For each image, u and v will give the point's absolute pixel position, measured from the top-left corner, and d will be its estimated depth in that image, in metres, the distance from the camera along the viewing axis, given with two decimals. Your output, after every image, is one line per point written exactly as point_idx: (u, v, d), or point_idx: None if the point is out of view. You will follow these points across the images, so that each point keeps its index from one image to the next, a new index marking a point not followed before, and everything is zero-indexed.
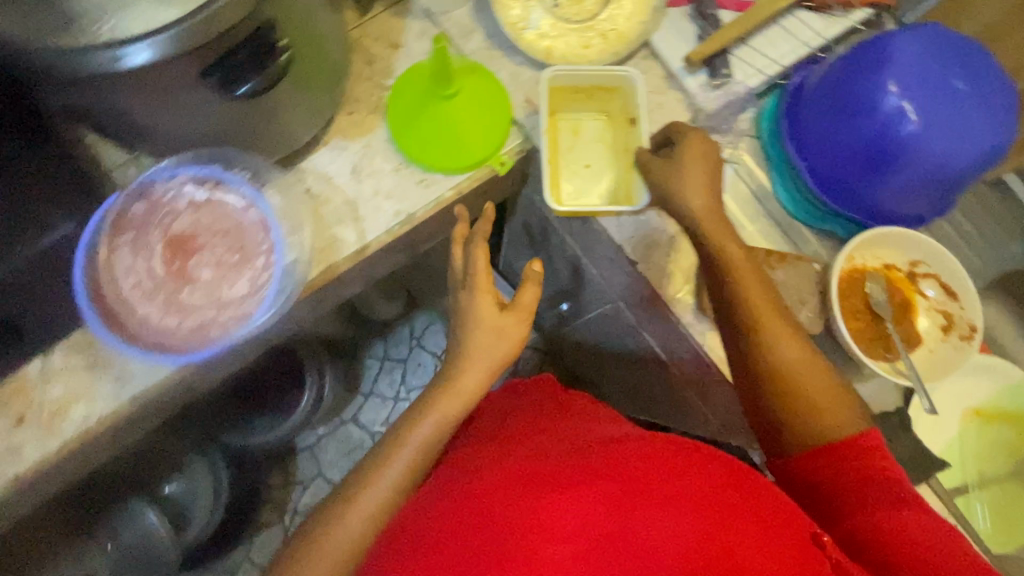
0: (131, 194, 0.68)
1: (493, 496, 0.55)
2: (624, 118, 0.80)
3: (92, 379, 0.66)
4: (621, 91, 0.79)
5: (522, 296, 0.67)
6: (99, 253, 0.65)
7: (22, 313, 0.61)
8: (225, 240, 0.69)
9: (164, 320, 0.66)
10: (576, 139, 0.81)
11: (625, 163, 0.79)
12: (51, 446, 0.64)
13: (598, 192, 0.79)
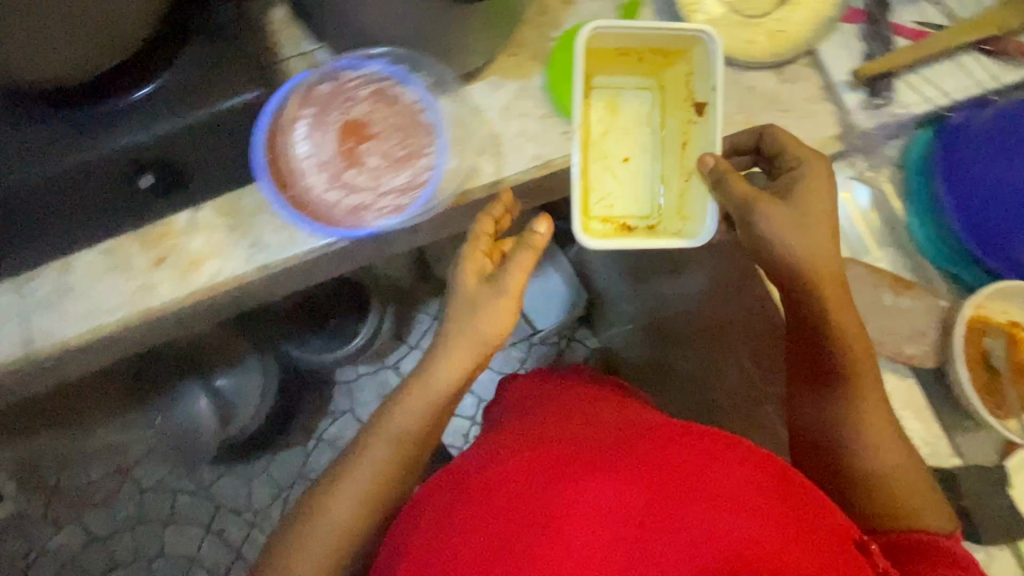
0: (322, 73, 0.72)
1: (522, 487, 0.56)
2: (681, 97, 0.77)
3: (231, 240, 0.71)
4: (684, 62, 0.75)
5: (511, 273, 0.64)
6: (283, 120, 0.71)
7: (193, 160, 0.66)
8: (396, 136, 0.74)
9: (326, 194, 0.71)
10: (615, 119, 0.79)
11: (669, 159, 0.78)
12: (182, 290, 0.70)
13: (630, 182, 0.79)
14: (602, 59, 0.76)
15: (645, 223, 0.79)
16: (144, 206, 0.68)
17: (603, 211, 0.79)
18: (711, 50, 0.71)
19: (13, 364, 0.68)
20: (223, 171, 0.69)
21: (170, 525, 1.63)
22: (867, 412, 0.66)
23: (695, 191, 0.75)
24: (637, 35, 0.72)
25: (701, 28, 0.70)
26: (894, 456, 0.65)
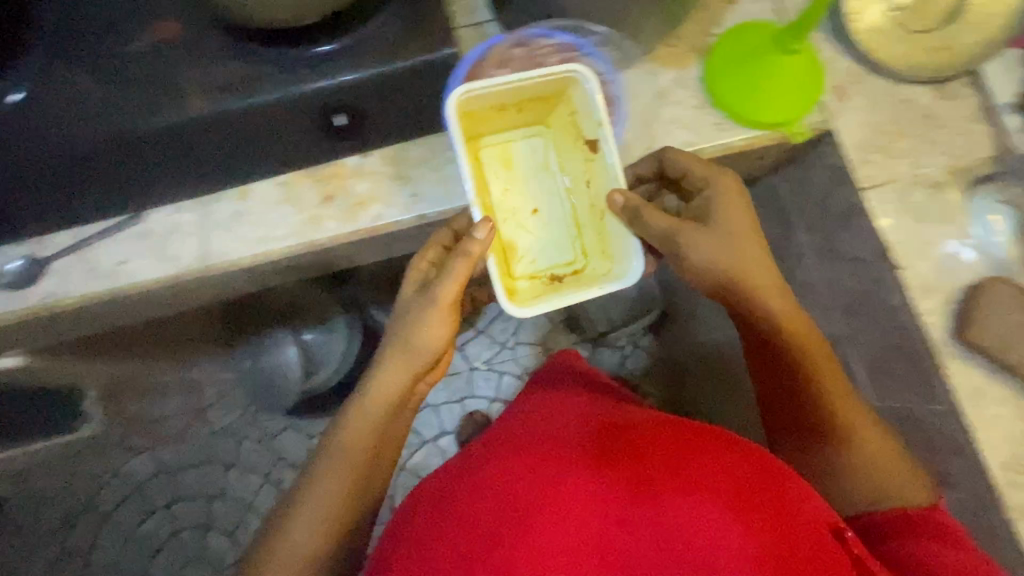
0: (515, 37, 0.77)
1: (511, 481, 0.66)
2: (570, 138, 0.79)
3: (394, 188, 0.76)
4: (566, 102, 0.77)
5: (442, 286, 0.68)
6: (479, 76, 0.76)
7: (374, 106, 0.71)
8: (579, 100, 0.78)
9: None
10: (514, 173, 0.83)
11: (585, 203, 0.81)
12: (346, 229, 0.75)
13: (553, 238, 0.82)
14: (487, 118, 0.78)
15: (561, 270, 0.81)
16: (324, 146, 0.74)
17: (527, 265, 0.81)
18: (588, 88, 0.72)
19: (186, 275, 0.74)
20: (394, 123, 0.74)
21: (236, 466, 1.72)
22: (837, 393, 0.74)
23: (611, 232, 0.77)
24: (503, 93, 0.73)
25: (575, 67, 0.71)
26: (871, 436, 0.73)
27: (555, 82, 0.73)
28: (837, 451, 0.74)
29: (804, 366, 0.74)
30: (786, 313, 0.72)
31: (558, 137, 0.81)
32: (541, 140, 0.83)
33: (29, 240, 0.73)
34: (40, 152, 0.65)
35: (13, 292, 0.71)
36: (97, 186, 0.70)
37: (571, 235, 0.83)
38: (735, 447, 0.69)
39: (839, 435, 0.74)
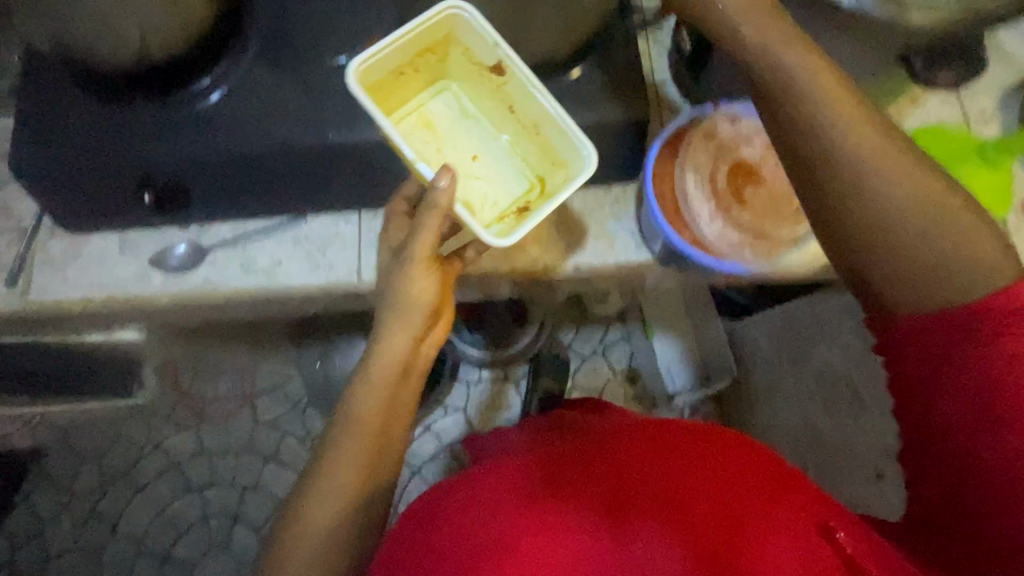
0: (722, 111, 0.63)
1: (480, 499, 0.57)
2: (476, 76, 0.69)
3: (556, 234, 0.75)
4: (456, 43, 0.67)
5: (419, 240, 0.61)
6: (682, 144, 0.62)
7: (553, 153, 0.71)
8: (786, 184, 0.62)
9: (709, 225, 0.60)
10: (440, 137, 0.72)
11: (520, 125, 0.70)
12: (502, 266, 0.74)
13: (503, 174, 0.73)
14: (390, 90, 0.69)
15: (524, 199, 0.71)
16: None
17: (496, 212, 0.71)
18: (470, 16, 0.62)
19: (334, 286, 0.73)
20: None
21: (271, 461, 1.69)
22: (858, 133, 0.51)
23: (553, 141, 0.68)
24: (389, 59, 0.64)
25: (450, 3, 0.61)
26: (912, 178, 0.51)
27: (436, 27, 0.64)
28: (875, 231, 0.51)
29: (792, 111, 0.53)
30: (815, 82, 0.52)
31: (463, 77, 0.71)
32: (455, 90, 0.73)
33: (193, 226, 0.74)
34: (238, 142, 0.67)
35: (171, 274, 0.72)
36: (276, 185, 0.71)
37: (520, 167, 0.73)
38: (751, 469, 0.58)
39: (874, 200, 0.51)
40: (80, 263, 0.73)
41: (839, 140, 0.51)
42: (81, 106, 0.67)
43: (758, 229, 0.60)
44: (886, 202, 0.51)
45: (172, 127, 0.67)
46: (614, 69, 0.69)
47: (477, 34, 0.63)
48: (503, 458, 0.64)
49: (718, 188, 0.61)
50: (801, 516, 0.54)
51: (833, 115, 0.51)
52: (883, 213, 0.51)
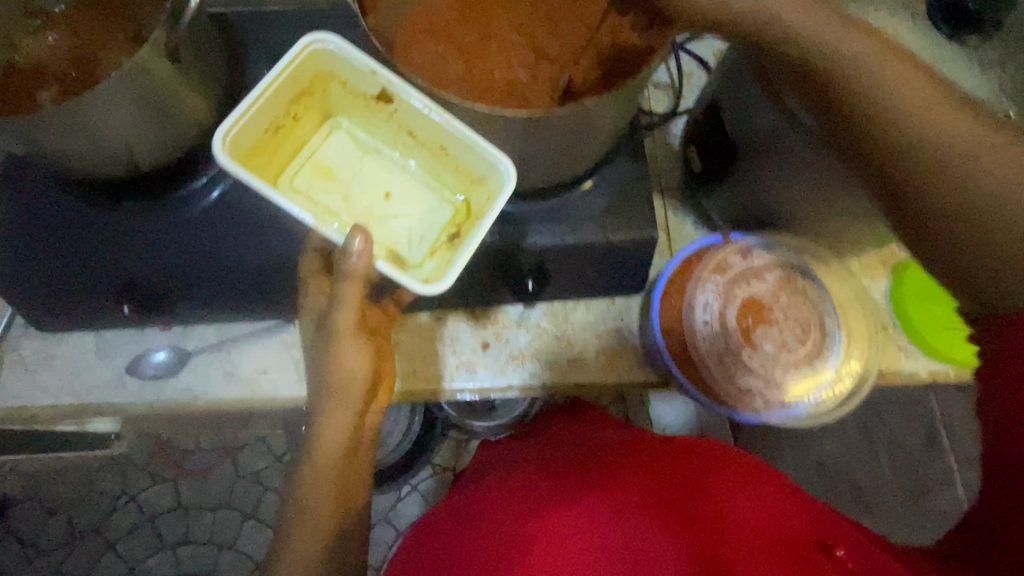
0: (733, 243, 0.61)
1: (484, 515, 0.57)
2: (361, 106, 0.65)
3: (554, 349, 0.71)
4: (331, 79, 0.62)
5: (341, 312, 0.58)
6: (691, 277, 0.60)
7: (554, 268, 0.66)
8: (797, 324, 0.59)
9: (717, 369, 0.57)
10: (348, 181, 0.67)
11: (422, 151, 0.66)
12: (498, 382, 0.71)
13: (417, 203, 0.68)
14: (274, 145, 0.63)
15: (452, 223, 0.66)
16: (496, 293, 0.70)
17: (425, 247, 0.66)
18: (336, 47, 0.58)
19: None
20: (566, 283, 0.69)
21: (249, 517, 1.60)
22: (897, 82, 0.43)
23: (457, 158, 0.63)
24: (265, 112, 0.59)
25: (310, 38, 0.57)
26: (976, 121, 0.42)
27: (305, 67, 0.60)
28: (940, 191, 0.42)
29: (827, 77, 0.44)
30: (863, 55, 0.43)
31: (353, 114, 0.67)
32: (348, 129, 0.68)
33: (177, 328, 0.71)
34: (228, 254, 0.63)
35: (149, 381, 0.68)
36: (260, 290, 0.67)
37: (435, 190, 0.68)
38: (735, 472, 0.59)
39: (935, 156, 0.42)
40: (55, 364, 0.69)
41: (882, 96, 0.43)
42: (69, 209, 0.64)
43: (767, 375, 0.57)
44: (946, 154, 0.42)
45: (159, 234, 0.64)
46: (627, 185, 0.65)
47: (351, 64, 0.59)
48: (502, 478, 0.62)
49: (729, 329, 0.58)
50: (791, 512, 0.56)
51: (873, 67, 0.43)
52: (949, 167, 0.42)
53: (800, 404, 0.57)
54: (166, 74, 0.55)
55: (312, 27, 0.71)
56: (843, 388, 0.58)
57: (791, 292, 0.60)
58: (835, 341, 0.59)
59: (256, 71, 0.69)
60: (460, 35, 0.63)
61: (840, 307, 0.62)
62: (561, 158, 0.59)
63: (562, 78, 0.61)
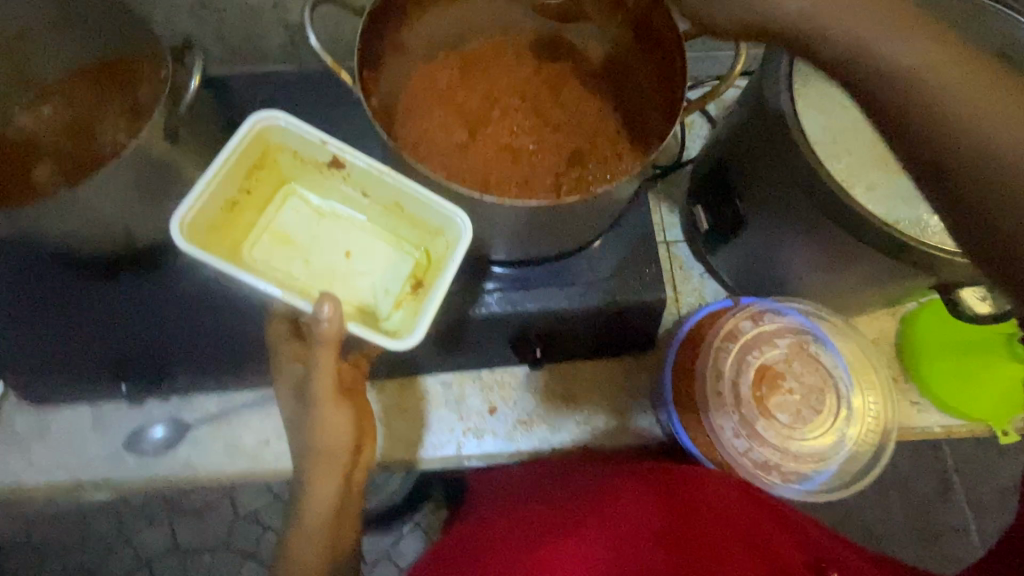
0: (745, 310, 0.60)
1: (483, 555, 0.50)
2: (316, 176, 0.56)
3: (565, 410, 0.70)
4: (280, 152, 0.54)
5: (318, 380, 0.53)
6: (706, 345, 0.59)
7: (562, 332, 0.66)
8: (812, 391, 0.59)
9: (732, 439, 0.57)
10: (303, 249, 0.56)
11: (386, 210, 0.56)
12: (508, 446, 0.69)
13: (385, 265, 0.56)
14: (228, 223, 0.53)
15: (423, 273, 0.55)
16: (503, 354, 0.69)
17: (389, 304, 0.55)
18: (282, 122, 0.51)
19: None
20: (574, 345, 0.68)
21: None
22: (959, 71, 0.32)
23: (420, 209, 0.53)
24: (215, 195, 0.50)
25: (256, 117, 0.50)
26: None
27: (253, 145, 0.52)
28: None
29: (857, 70, 0.34)
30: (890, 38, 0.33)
31: (305, 184, 0.57)
32: (302, 198, 0.57)
33: (174, 398, 0.69)
34: (229, 327, 0.62)
35: (148, 455, 0.67)
36: (263, 360, 0.66)
37: (402, 245, 0.56)
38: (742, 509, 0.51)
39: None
40: (47, 440, 0.67)
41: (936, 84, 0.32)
42: (60, 281, 0.62)
43: (784, 445, 0.57)
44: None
45: (155, 308, 0.62)
46: (634, 247, 0.64)
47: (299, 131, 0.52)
48: (506, 516, 0.55)
49: (743, 397, 0.58)
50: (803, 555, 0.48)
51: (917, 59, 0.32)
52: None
53: (820, 474, 0.57)
54: (164, 154, 0.54)
55: (312, 92, 0.70)
56: (862, 455, 0.58)
57: (805, 357, 0.60)
58: (851, 408, 0.58)
59: None
60: (463, 103, 0.61)
61: (856, 369, 0.61)
62: (569, 236, 0.58)
63: (572, 148, 0.59)
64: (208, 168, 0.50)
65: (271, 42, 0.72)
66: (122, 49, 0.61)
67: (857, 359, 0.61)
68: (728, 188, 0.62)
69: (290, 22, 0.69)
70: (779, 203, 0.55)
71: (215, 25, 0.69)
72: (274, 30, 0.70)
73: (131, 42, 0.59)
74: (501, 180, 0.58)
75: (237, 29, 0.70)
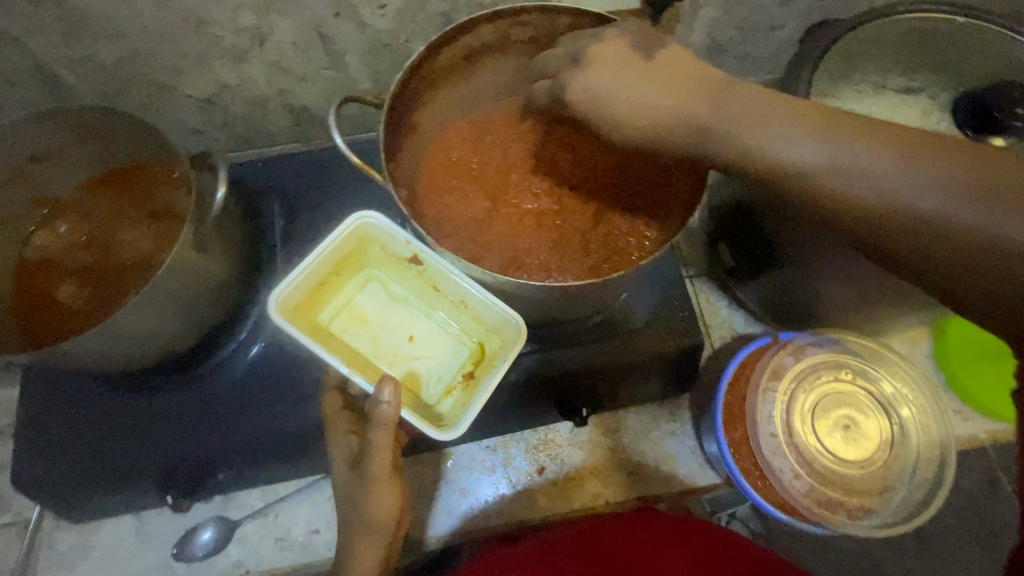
0: (785, 347, 0.62)
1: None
2: (394, 266, 0.56)
3: (613, 461, 0.70)
4: (367, 245, 0.55)
5: (375, 460, 0.47)
6: (756, 385, 0.60)
7: (602, 387, 0.65)
8: (857, 422, 0.61)
9: (794, 480, 0.57)
10: (373, 329, 0.56)
11: (448, 302, 0.56)
12: (560, 506, 0.68)
13: (445, 351, 0.56)
14: (311, 303, 0.53)
15: (474, 364, 0.55)
16: (544, 414, 0.68)
17: (438, 390, 0.54)
18: (377, 220, 0.52)
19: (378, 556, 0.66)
20: (615, 395, 0.68)
21: None
22: (810, 141, 0.39)
23: (480, 307, 0.53)
24: (305, 281, 0.51)
25: (357, 215, 0.51)
26: (966, 173, 0.34)
27: (344, 239, 0.52)
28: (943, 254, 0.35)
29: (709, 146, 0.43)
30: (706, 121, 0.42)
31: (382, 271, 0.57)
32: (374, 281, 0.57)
33: (217, 497, 0.67)
34: (269, 425, 0.60)
35: (198, 563, 0.65)
36: (302, 452, 0.64)
37: (462, 335, 0.57)
38: None
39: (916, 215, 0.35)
40: (92, 558, 0.65)
41: (829, 168, 0.38)
42: (95, 401, 0.61)
43: (845, 481, 0.59)
44: (922, 213, 0.35)
45: (191, 413, 0.61)
46: (666, 294, 0.64)
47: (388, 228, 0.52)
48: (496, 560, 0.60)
49: (799, 435, 0.59)
50: None
51: (807, 151, 0.39)
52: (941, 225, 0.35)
53: (884, 508, 0.59)
54: (192, 262, 0.53)
55: (322, 172, 0.69)
56: (925, 481, 0.59)
57: (852, 388, 0.62)
58: (897, 434, 0.61)
59: (270, 223, 0.67)
60: (479, 174, 0.61)
61: (900, 393, 0.62)
62: (605, 298, 0.57)
63: (597, 209, 0.59)
64: (298, 258, 0.51)
65: (277, 127, 0.71)
66: (141, 159, 0.61)
67: (903, 383, 0.62)
68: (747, 230, 0.62)
69: (296, 107, 0.69)
70: (806, 247, 0.56)
71: (221, 119, 0.68)
72: (280, 116, 0.70)
73: (150, 152, 0.60)
74: (530, 251, 0.57)
75: (242, 120, 0.69)
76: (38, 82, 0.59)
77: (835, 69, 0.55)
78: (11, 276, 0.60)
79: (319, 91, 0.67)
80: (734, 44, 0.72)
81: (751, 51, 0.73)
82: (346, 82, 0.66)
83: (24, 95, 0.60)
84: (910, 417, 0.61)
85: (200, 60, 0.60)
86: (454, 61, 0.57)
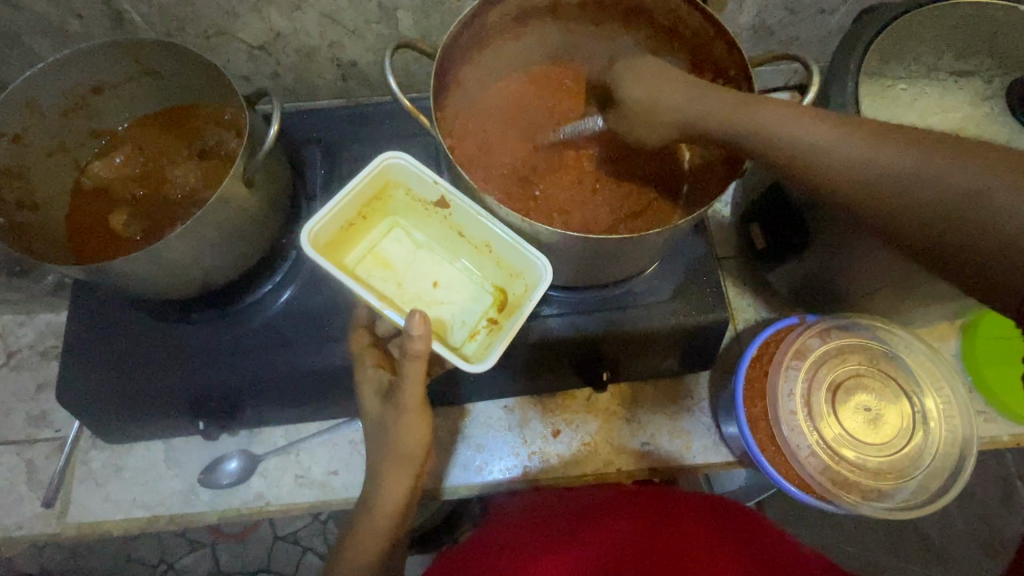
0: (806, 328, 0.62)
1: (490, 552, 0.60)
2: (421, 213, 0.58)
3: (627, 431, 0.71)
4: (395, 190, 0.57)
5: (408, 391, 0.50)
6: (777, 362, 0.61)
7: (623, 355, 0.66)
8: (878, 407, 0.61)
9: (809, 458, 0.58)
10: (397, 273, 0.59)
11: (471, 247, 0.58)
12: (572, 470, 0.69)
13: (466, 296, 0.59)
14: (341, 242, 0.55)
15: (497, 308, 0.58)
16: (563, 379, 0.70)
17: (463, 333, 0.57)
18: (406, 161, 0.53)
19: None
20: (634, 366, 0.68)
21: None
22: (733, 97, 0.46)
23: (502, 252, 0.55)
24: (337, 218, 0.53)
25: (386, 154, 0.53)
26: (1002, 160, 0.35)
27: (373, 180, 0.54)
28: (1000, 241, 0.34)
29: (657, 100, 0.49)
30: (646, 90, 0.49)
31: (406, 218, 0.59)
32: (399, 226, 0.59)
33: (244, 431, 0.70)
34: (295, 361, 0.62)
35: (221, 491, 0.68)
36: (325, 393, 0.66)
37: (482, 280, 0.59)
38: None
39: (966, 199, 0.35)
40: (122, 477, 0.69)
41: (828, 148, 0.40)
42: (136, 326, 0.64)
43: (861, 463, 0.59)
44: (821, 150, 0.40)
45: (222, 344, 0.63)
46: (694, 268, 0.64)
47: (415, 172, 0.54)
48: (516, 526, 0.63)
49: (819, 416, 0.60)
50: None
51: (807, 132, 0.41)
52: (982, 202, 0.34)
53: (899, 491, 0.59)
54: (241, 198, 0.55)
55: (362, 126, 0.71)
56: (942, 470, 0.59)
57: (875, 373, 0.63)
58: (915, 423, 0.61)
59: (312, 170, 0.69)
60: (514, 129, 0.61)
61: (922, 383, 0.62)
62: (634, 264, 0.57)
63: (631, 173, 0.60)
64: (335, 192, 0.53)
65: (324, 80, 0.73)
66: (195, 98, 0.64)
67: (927, 373, 0.63)
68: (775, 211, 0.62)
69: (344, 61, 0.70)
70: (827, 226, 0.55)
71: (272, 68, 0.70)
72: (328, 69, 0.71)
73: (204, 91, 0.62)
74: (554, 209, 0.57)
75: (291, 70, 0.71)
76: (105, 19, 0.61)
77: (888, 45, 0.54)
78: (66, 199, 0.63)
79: (366, 46, 0.68)
80: (783, 26, 0.71)
81: (799, 35, 0.72)
82: (394, 37, 0.67)
83: (91, 29, 0.62)
84: (934, 409, 0.62)
85: (257, 5, 0.61)
86: (506, 18, 0.58)
